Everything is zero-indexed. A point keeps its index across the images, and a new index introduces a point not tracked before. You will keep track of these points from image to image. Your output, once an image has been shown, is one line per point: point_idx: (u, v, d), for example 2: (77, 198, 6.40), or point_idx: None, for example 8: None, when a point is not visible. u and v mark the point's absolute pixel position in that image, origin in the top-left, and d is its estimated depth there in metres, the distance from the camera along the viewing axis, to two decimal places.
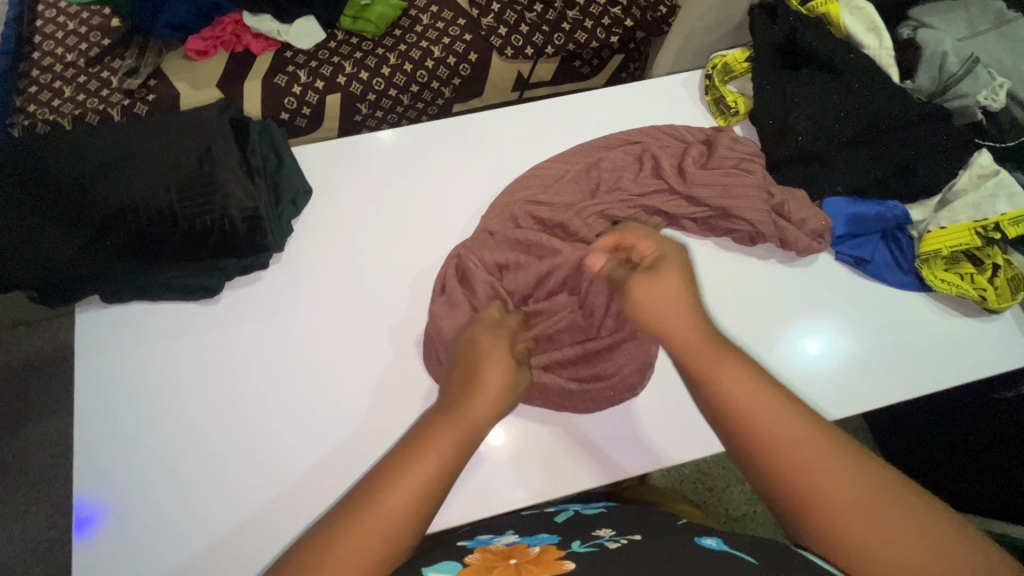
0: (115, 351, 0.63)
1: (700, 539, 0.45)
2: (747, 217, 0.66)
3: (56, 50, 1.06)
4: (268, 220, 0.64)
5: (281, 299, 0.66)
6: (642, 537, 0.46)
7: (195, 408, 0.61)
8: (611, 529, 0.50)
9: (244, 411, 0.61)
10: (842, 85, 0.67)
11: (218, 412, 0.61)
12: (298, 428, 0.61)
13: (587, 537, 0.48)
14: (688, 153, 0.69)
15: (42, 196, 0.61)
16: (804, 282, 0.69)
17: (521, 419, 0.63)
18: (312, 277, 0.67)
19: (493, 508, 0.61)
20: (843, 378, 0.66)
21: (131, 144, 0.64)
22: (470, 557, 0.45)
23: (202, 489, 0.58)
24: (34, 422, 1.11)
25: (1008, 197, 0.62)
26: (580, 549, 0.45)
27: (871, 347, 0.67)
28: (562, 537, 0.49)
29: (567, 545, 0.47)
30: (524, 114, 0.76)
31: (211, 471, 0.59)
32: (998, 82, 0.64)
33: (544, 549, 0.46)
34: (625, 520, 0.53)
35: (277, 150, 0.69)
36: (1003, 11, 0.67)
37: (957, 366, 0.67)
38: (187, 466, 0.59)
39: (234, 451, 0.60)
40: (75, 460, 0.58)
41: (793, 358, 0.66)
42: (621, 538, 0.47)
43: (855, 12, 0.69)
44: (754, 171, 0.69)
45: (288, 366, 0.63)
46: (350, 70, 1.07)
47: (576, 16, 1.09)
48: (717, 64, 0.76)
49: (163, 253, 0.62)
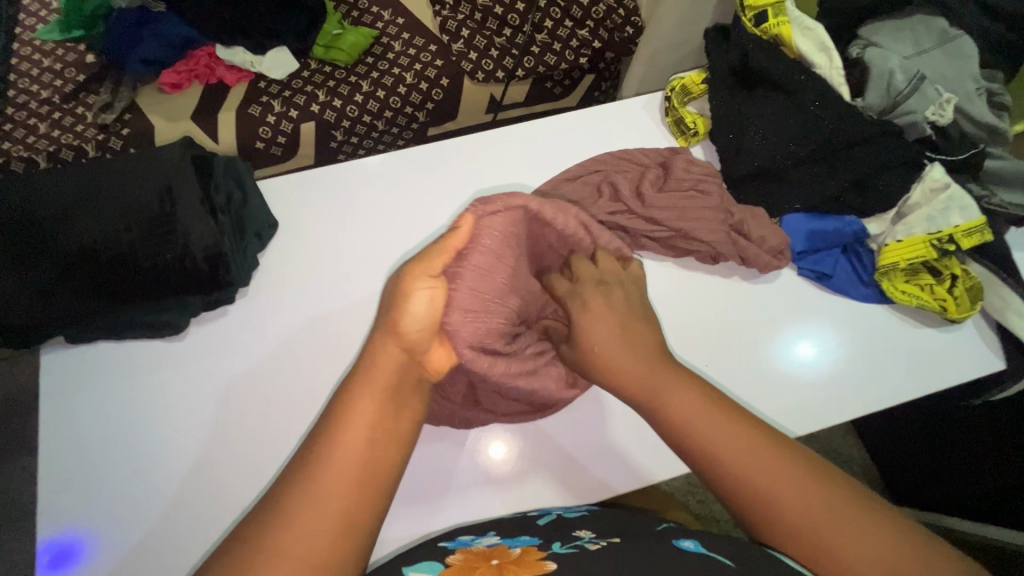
0: (83, 391, 0.62)
1: (679, 542, 0.45)
2: (704, 238, 0.67)
3: (31, 87, 1.07)
4: (231, 255, 0.64)
5: (276, 314, 0.67)
6: (623, 539, 0.46)
7: (263, 401, 0.63)
8: (591, 530, 0.50)
9: (235, 422, 0.62)
10: (796, 106, 0.69)
11: (278, 404, 0.63)
12: (293, 433, 0.62)
13: (567, 538, 0.48)
14: (646, 177, 0.71)
15: (4, 239, 0.62)
16: (791, 294, 0.71)
17: (518, 433, 0.65)
18: (309, 292, 0.68)
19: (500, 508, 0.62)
20: (825, 385, 0.67)
21: (95, 185, 0.64)
22: (452, 558, 0.46)
23: (192, 510, 0.59)
24: (13, 460, 1.10)
25: (960, 210, 0.64)
26: (560, 549, 0.45)
27: (863, 352, 0.68)
28: (543, 538, 0.49)
29: (548, 545, 0.47)
30: (493, 140, 0.77)
31: (223, 473, 0.60)
32: (945, 98, 0.66)
33: (525, 550, 0.46)
34: (612, 519, 0.53)
35: (242, 185, 0.69)
36: (946, 29, 0.69)
37: (929, 367, 0.68)
38: (176, 494, 0.59)
39: (234, 459, 0.61)
40: (38, 502, 0.58)
41: (788, 364, 0.67)
42: (600, 540, 0.47)
43: (806, 33, 0.70)
44: (710, 191, 0.70)
45: (277, 376, 0.64)
46: (323, 99, 1.08)
47: (545, 39, 1.11)
48: (676, 86, 0.77)
49: (125, 292, 0.62)
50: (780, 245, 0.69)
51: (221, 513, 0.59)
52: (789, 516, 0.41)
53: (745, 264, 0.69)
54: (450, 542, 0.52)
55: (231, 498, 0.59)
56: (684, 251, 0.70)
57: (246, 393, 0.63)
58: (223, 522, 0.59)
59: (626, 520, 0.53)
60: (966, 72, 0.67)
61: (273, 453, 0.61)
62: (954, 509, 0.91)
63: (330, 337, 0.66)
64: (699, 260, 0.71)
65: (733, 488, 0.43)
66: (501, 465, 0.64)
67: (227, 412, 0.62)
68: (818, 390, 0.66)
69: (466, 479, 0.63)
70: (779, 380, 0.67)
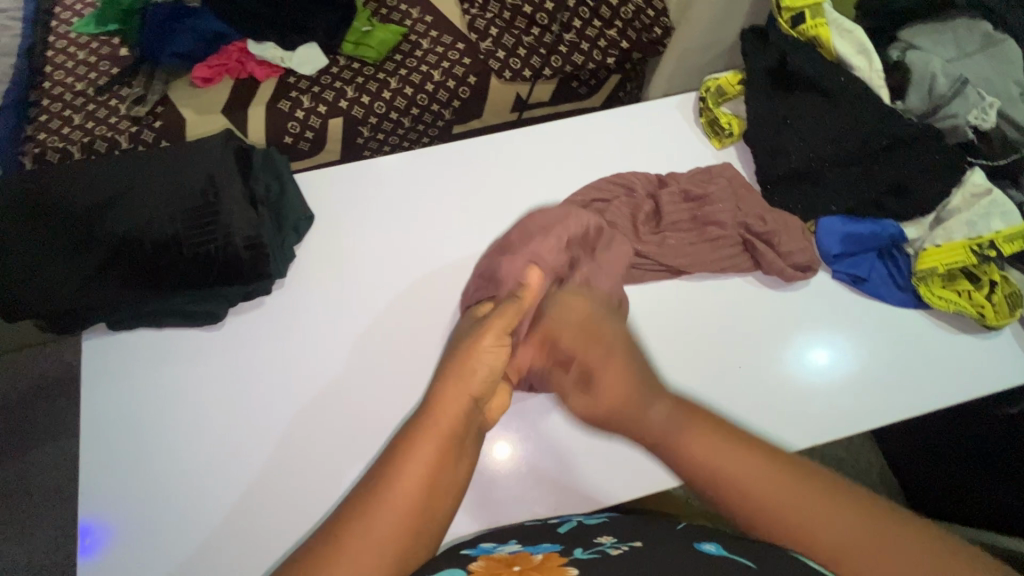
0: (119, 377, 0.63)
1: (700, 545, 0.45)
2: (723, 252, 0.69)
3: (66, 79, 1.08)
4: (271, 246, 0.65)
5: (294, 308, 0.68)
6: (643, 543, 0.47)
7: (281, 392, 0.64)
8: (611, 536, 0.51)
9: (252, 412, 0.63)
10: (834, 109, 0.68)
11: (300, 397, 0.64)
12: (303, 428, 0.62)
13: (588, 545, 0.49)
14: (668, 188, 0.72)
15: (50, 226, 0.63)
16: (803, 303, 0.70)
17: (525, 438, 0.64)
18: (324, 288, 0.69)
19: (502, 514, 0.62)
20: (854, 390, 0.66)
21: (136, 176, 0.65)
22: (474, 565, 0.46)
23: (209, 500, 0.59)
24: (39, 445, 1.13)
25: (1001, 216, 0.63)
26: (583, 556, 0.46)
27: (876, 363, 0.67)
28: (564, 545, 0.50)
29: (570, 552, 0.48)
30: (522, 138, 0.78)
31: (239, 462, 0.61)
32: (988, 102, 0.65)
33: (547, 557, 0.47)
34: (631, 525, 0.54)
35: (279, 176, 0.70)
36: (991, 32, 0.68)
37: (969, 370, 0.68)
38: (195, 484, 0.60)
39: (252, 449, 0.61)
40: (80, 486, 0.59)
41: (798, 370, 0.67)
42: (622, 545, 0.48)
43: (845, 35, 0.70)
44: (730, 202, 0.71)
45: (286, 369, 0.65)
46: (352, 95, 1.09)
47: (573, 38, 1.11)
48: (711, 87, 0.77)
49: (166, 281, 0.63)
50: (805, 246, 0.68)
51: (259, 508, 0.59)
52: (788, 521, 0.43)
53: (762, 269, 0.70)
54: (471, 549, 0.52)
55: (246, 493, 0.60)
56: (715, 254, 0.70)
57: (267, 381, 0.64)
58: (264, 516, 0.59)
59: (647, 526, 0.53)
60: (1009, 77, 0.67)
61: (285, 447, 0.62)
62: (979, 522, 0.89)
63: (360, 328, 0.67)
64: (711, 271, 0.70)
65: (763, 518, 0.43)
66: (506, 468, 0.63)
67: (249, 404, 0.63)
68: (829, 400, 0.66)
69: (476, 481, 0.62)
70: (805, 388, 0.66)
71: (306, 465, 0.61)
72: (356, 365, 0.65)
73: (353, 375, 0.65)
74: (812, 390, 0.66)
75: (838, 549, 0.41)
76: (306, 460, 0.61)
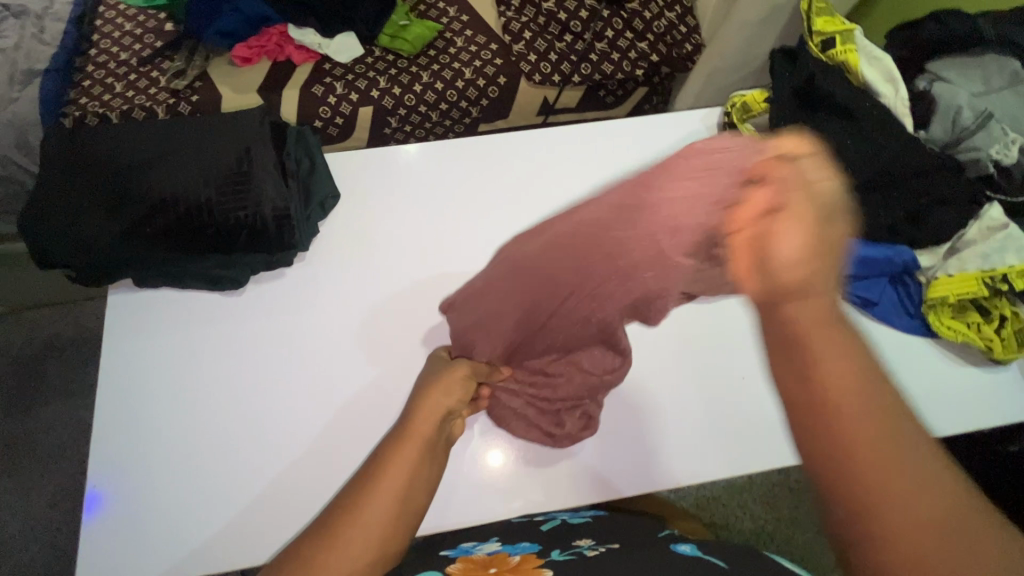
0: (136, 338, 0.65)
1: (677, 546, 0.46)
2: None
3: (112, 48, 1.12)
4: (297, 220, 0.67)
5: (306, 282, 0.69)
6: (620, 546, 0.49)
7: (283, 363, 0.65)
8: (591, 539, 0.52)
9: (256, 381, 0.64)
10: (858, 134, 0.69)
11: (299, 367, 0.65)
12: (301, 400, 0.64)
13: (567, 546, 0.51)
14: None
15: (88, 185, 0.65)
16: None
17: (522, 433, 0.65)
18: (331, 267, 0.70)
19: (490, 510, 0.62)
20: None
21: (174, 143, 0.68)
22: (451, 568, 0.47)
23: (211, 464, 0.61)
24: (49, 402, 1.16)
25: (1016, 250, 0.63)
26: (558, 557, 0.47)
27: None
28: (543, 546, 0.52)
29: (546, 554, 0.49)
30: (542, 140, 0.80)
31: (243, 428, 0.62)
32: (1011, 138, 0.65)
33: (524, 558, 0.49)
34: (612, 529, 0.55)
35: (311, 154, 0.72)
36: (1018, 72, 0.67)
37: (981, 411, 0.67)
38: (199, 446, 0.61)
39: (255, 418, 0.63)
40: (92, 443, 0.61)
41: None
42: (600, 547, 0.49)
43: (873, 63, 0.72)
44: None
45: (291, 341, 0.67)
46: (384, 86, 1.12)
47: (604, 48, 1.13)
48: (736, 103, 0.79)
49: (195, 244, 0.65)
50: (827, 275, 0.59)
51: (263, 482, 0.60)
52: (843, 424, 0.32)
53: None
54: (451, 551, 0.54)
55: (248, 460, 0.61)
56: None
57: (275, 352, 0.66)
58: (263, 488, 0.60)
59: (625, 529, 0.55)
60: None
61: (284, 417, 0.63)
62: None
63: (369, 310, 0.69)
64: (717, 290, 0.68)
65: (814, 398, 0.33)
66: (500, 464, 0.64)
67: (254, 373, 0.65)
68: None
69: (469, 472, 0.64)
70: None
71: (301, 437, 0.62)
72: (359, 341, 0.67)
73: (355, 350, 0.66)
74: None
75: (907, 518, 0.30)
76: (303, 432, 0.62)
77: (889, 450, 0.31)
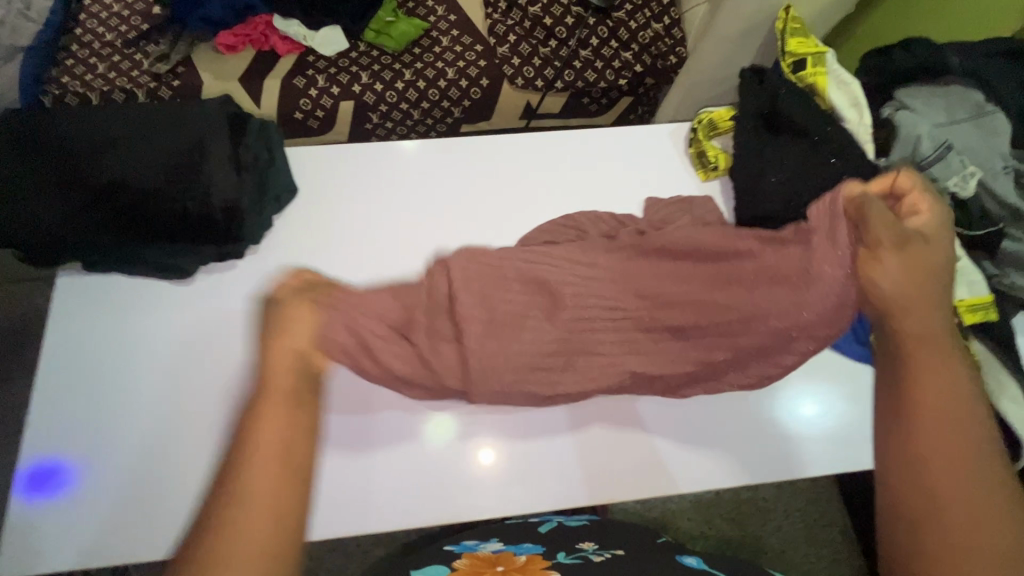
0: (81, 323, 0.66)
1: (683, 558, 0.55)
2: None
3: (98, 29, 1.13)
4: (248, 212, 0.67)
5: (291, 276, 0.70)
6: (622, 552, 0.54)
7: (227, 356, 0.65)
8: (593, 543, 0.58)
9: (196, 373, 0.64)
10: (818, 158, 0.68)
11: (242, 362, 0.65)
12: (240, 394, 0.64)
13: (571, 549, 0.55)
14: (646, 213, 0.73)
15: (40, 165, 0.65)
16: None
17: (505, 436, 0.66)
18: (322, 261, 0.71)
19: (441, 510, 0.63)
20: (832, 443, 0.68)
21: (131, 127, 0.68)
22: (458, 562, 0.53)
23: (145, 454, 0.61)
24: (18, 379, 1.16)
25: (967, 284, 0.64)
26: (563, 560, 0.52)
27: (854, 414, 0.69)
28: (546, 547, 0.56)
29: (552, 555, 0.54)
30: (508, 145, 0.79)
31: (177, 421, 0.62)
32: (970, 171, 0.65)
33: (530, 559, 0.52)
34: (609, 534, 0.61)
35: (271, 148, 0.71)
36: (981, 103, 0.67)
37: None
38: (133, 434, 0.62)
39: (192, 410, 0.63)
40: (26, 426, 0.62)
41: (776, 414, 0.69)
42: (603, 552, 0.54)
43: (841, 87, 0.72)
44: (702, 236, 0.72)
45: (237, 334, 0.66)
46: (365, 81, 1.12)
47: (588, 56, 1.14)
48: (704, 119, 0.78)
49: (145, 230, 0.66)
50: (757, 311, 0.61)
51: (194, 475, 0.61)
52: (922, 455, 0.40)
53: None
54: (457, 548, 0.59)
55: (180, 453, 0.62)
56: None
57: (219, 345, 0.66)
58: (191, 482, 0.61)
59: (622, 536, 0.61)
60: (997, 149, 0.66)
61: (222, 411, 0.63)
62: None
63: None
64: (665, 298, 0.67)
65: (904, 429, 0.41)
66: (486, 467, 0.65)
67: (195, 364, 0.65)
68: (804, 447, 0.68)
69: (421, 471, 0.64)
70: (784, 435, 0.68)
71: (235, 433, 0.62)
72: None
73: None
74: (788, 435, 0.68)
75: (963, 524, 0.38)
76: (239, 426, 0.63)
77: (959, 484, 0.38)
